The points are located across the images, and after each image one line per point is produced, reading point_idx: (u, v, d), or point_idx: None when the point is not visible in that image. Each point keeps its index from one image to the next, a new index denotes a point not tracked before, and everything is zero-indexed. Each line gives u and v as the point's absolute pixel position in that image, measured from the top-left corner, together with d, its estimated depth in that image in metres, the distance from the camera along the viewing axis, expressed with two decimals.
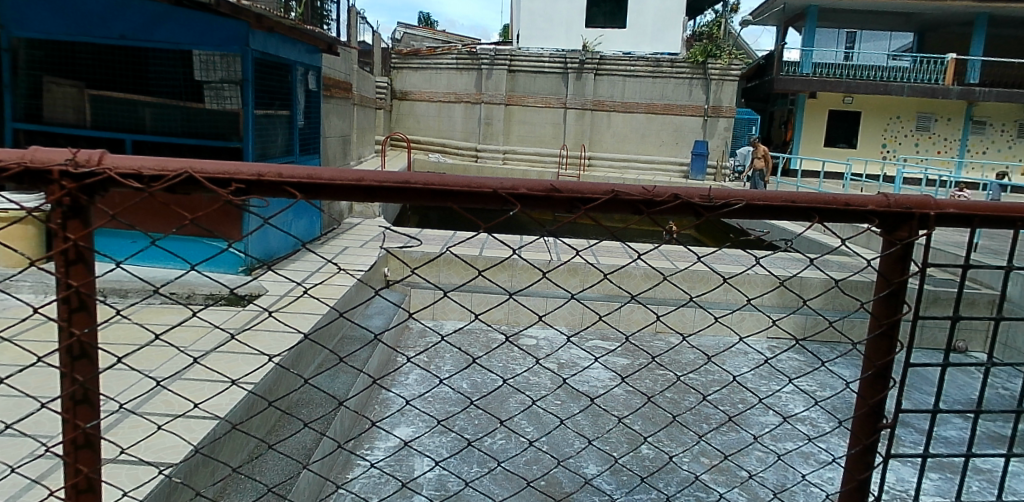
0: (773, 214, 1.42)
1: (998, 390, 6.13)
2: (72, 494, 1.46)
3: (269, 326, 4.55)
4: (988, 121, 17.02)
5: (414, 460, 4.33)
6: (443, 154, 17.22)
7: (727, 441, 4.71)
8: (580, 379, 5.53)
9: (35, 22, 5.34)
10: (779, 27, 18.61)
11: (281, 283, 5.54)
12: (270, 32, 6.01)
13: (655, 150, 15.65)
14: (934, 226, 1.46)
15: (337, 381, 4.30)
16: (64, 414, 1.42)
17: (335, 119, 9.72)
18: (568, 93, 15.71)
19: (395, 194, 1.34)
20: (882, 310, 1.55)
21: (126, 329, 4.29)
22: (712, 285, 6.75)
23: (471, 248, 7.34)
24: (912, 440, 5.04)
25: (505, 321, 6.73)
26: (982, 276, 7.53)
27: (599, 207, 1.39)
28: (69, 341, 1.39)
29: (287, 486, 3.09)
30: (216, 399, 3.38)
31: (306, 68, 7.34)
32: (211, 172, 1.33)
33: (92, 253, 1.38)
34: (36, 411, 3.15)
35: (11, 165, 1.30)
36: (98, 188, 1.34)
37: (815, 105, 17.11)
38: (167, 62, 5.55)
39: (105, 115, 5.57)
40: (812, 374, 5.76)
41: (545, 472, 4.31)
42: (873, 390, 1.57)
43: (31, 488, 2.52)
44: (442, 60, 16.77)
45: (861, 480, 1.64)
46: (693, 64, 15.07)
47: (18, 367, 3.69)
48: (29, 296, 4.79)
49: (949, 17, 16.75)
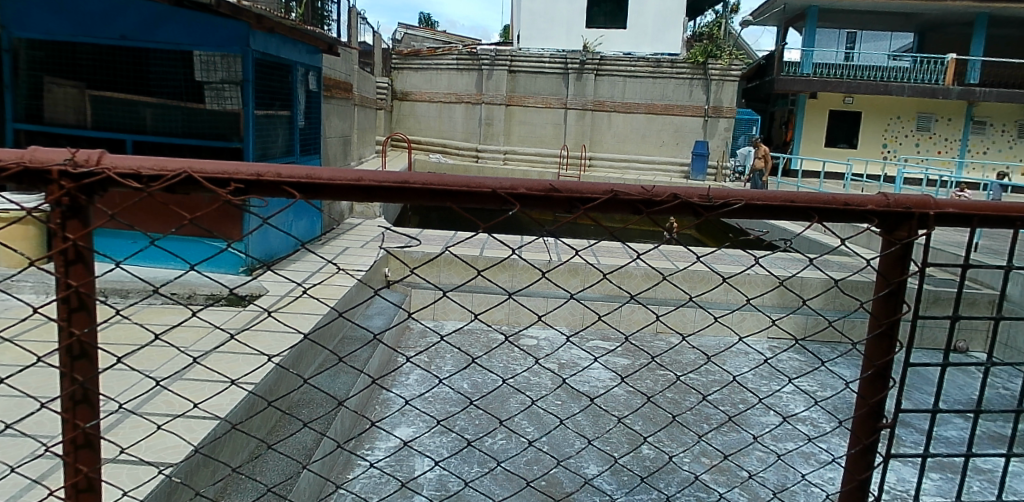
0: (772, 214, 1.43)
1: (998, 390, 6.13)
2: (72, 493, 1.46)
3: (270, 327, 4.56)
4: (988, 121, 17.02)
5: (414, 460, 4.33)
6: (443, 154, 17.23)
7: (728, 442, 4.71)
8: (581, 379, 5.53)
9: (36, 22, 5.35)
10: (780, 27, 18.60)
11: (281, 283, 5.54)
12: (271, 33, 6.01)
13: (655, 150, 15.65)
14: (934, 226, 1.46)
15: (337, 381, 4.30)
16: (63, 414, 1.42)
17: (336, 119, 9.74)
18: (568, 93, 15.70)
19: (395, 194, 1.34)
20: (882, 310, 1.54)
21: (127, 329, 4.29)
22: (712, 285, 6.76)
23: (471, 248, 7.34)
24: (912, 440, 5.05)
25: (505, 321, 6.73)
26: (982, 276, 7.53)
27: (599, 207, 1.39)
28: (69, 341, 1.39)
29: (287, 487, 3.09)
30: (216, 400, 3.39)
31: (306, 69, 7.34)
32: (210, 173, 1.33)
33: (91, 254, 1.38)
34: (37, 411, 3.16)
35: (10, 165, 1.30)
36: (98, 188, 1.34)
37: (815, 105, 17.10)
38: (168, 63, 5.55)
39: (105, 115, 5.57)
40: (812, 374, 5.76)
41: (545, 472, 4.31)
42: (872, 390, 1.57)
43: (31, 488, 2.53)
44: (442, 61, 16.79)
45: (862, 480, 1.64)
46: (694, 64, 15.07)
47: (19, 367, 3.69)
48: (29, 297, 4.80)
49: (950, 17, 16.75)
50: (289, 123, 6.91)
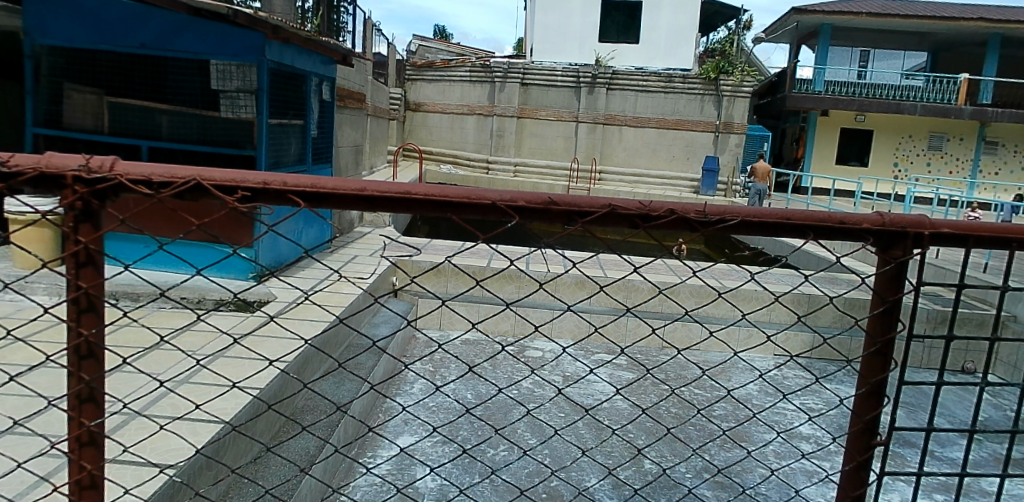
0: (766, 230, 1.46)
1: (1001, 412, 6.09)
2: (76, 490, 1.51)
3: (278, 332, 4.66)
4: (1000, 141, 16.90)
5: (416, 468, 4.38)
6: (454, 165, 17.31)
7: (729, 458, 4.70)
8: (584, 392, 5.58)
9: (59, 30, 5.48)
10: (793, 44, 18.58)
11: (288, 290, 5.62)
12: (286, 43, 6.13)
13: (666, 164, 15.68)
14: (928, 246, 1.49)
15: (342, 388, 4.39)
16: (69, 412, 1.47)
17: (348, 130, 9.84)
18: (580, 107, 15.76)
19: (398, 204, 1.40)
20: (876, 328, 1.56)
21: (136, 332, 4.39)
22: (714, 301, 6.81)
23: (477, 259, 7.43)
24: (914, 461, 5.04)
25: (510, 332, 6.81)
26: (987, 297, 7.51)
27: (596, 220, 1.42)
28: (78, 341, 1.45)
29: (287, 491, 3.15)
30: (221, 404, 3.45)
31: (321, 80, 7.46)
32: (218, 180, 1.39)
33: (102, 257, 1.44)
34: (46, 411, 3.22)
35: (28, 170, 1.38)
36: (110, 194, 1.40)
37: (827, 124, 17.08)
38: (186, 72, 5.67)
39: (121, 121, 5.67)
40: (815, 391, 5.77)
41: (545, 484, 4.35)
42: (867, 407, 1.60)
43: (38, 486, 2.59)
44: (454, 73, 16.97)
45: (856, 496, 1.65)
46: (705, 80, 15.05)
47: (30, 367, 3.77)
48: (42, 298, 4.92)
49: (964, 36, 16.70)
50: (302, 132, 7.01)
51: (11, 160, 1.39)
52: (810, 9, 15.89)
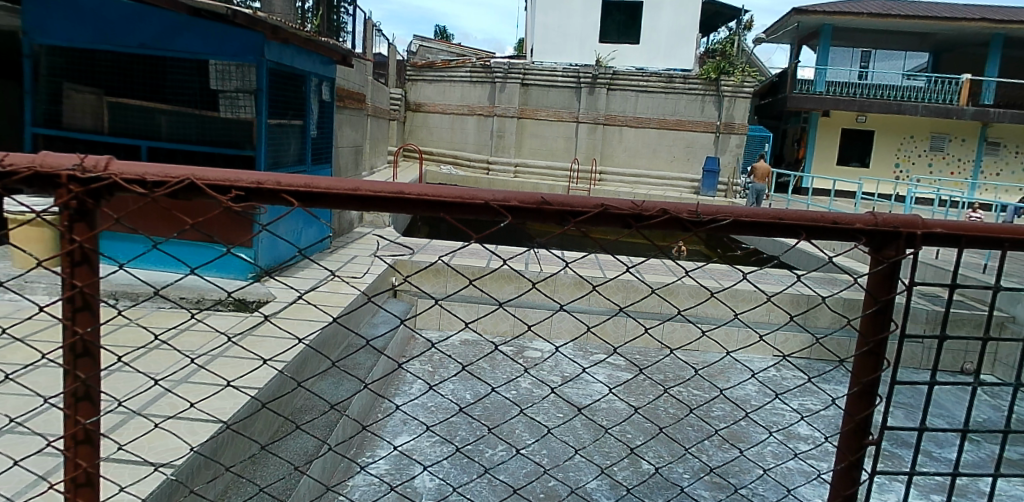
0: (759, 230, 1.46)
1: (998, 413, 6.09)
2: (71, 488, 1.52)
3: (277, 332, 4.67)
4: (1001, 142, 16.88)
5: (414, 468, 4.39)
6: (455, 165, 17.32)
7: (727, 458, 4.71)
8: (582, 392, 5.58)
9: (60, 30, 5.50)
10: (794, 45, 18.57)
11: (287, 290, 5.63)
12: (285, 43, 6.14)
13: (666, 165, 15.68)
14: (920, 245, 1.50)
15: (340, 388, 4.40)
16: (65, 410, 1.48)
17: (348, 131, 9.86)
18: (580, 108, 15.76)
19: (391, 204, 1.41)
20: (869, 328, 1.57)
21: (135, 332, 4.40)
22: (712, 301, 6.82)
23: (476, 260, 7.43)
24: (912, 462, 5.03)
25: (509, 332, 6.82)
26: (986, 298, 7.50)
27: (589, 220, 1.43)
28: (73, 340, 1.45)
29: (285, 490, 3.16)
30: (219, 404, 3.47)
31: (320, 80, 7.47)
32: (212, 180, 1.40)
33: (96, 255, 1.45)
34: (45, 410, 3.23)
35: (23, 169, 1.38)
36: (104, 193, 1.41)
37: (827, 124, 17.08)
38: (186, 72, 5.68)
39: (122, 121, 5.69)
40: (813, 392, 5.77)
41: (543, 484, 4.36)
42: (859, 406, 1.60)
43: (36, 485, 2.60)
44: (455, 73, 16.98)
45: (849, 496, 1.66)
46: (706, 80, 15.04)
47: (28, 366, 3.79)
48: (42, 297, 4.94)
49: (965, 37, 16.68)
50: (301, 133, 7.03)
51: (7, 159, 1.40)
52: (811, 9, 15.87)
